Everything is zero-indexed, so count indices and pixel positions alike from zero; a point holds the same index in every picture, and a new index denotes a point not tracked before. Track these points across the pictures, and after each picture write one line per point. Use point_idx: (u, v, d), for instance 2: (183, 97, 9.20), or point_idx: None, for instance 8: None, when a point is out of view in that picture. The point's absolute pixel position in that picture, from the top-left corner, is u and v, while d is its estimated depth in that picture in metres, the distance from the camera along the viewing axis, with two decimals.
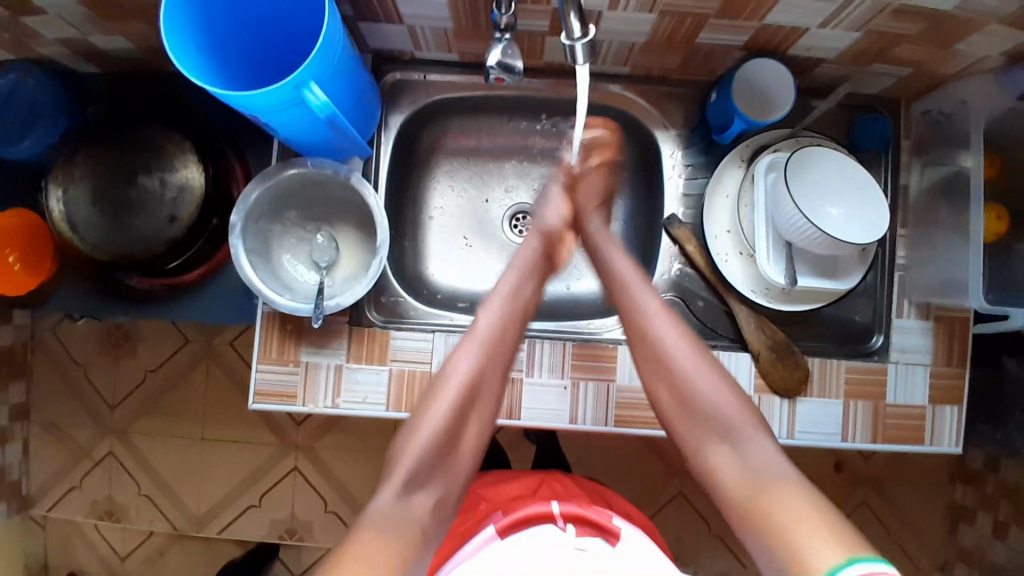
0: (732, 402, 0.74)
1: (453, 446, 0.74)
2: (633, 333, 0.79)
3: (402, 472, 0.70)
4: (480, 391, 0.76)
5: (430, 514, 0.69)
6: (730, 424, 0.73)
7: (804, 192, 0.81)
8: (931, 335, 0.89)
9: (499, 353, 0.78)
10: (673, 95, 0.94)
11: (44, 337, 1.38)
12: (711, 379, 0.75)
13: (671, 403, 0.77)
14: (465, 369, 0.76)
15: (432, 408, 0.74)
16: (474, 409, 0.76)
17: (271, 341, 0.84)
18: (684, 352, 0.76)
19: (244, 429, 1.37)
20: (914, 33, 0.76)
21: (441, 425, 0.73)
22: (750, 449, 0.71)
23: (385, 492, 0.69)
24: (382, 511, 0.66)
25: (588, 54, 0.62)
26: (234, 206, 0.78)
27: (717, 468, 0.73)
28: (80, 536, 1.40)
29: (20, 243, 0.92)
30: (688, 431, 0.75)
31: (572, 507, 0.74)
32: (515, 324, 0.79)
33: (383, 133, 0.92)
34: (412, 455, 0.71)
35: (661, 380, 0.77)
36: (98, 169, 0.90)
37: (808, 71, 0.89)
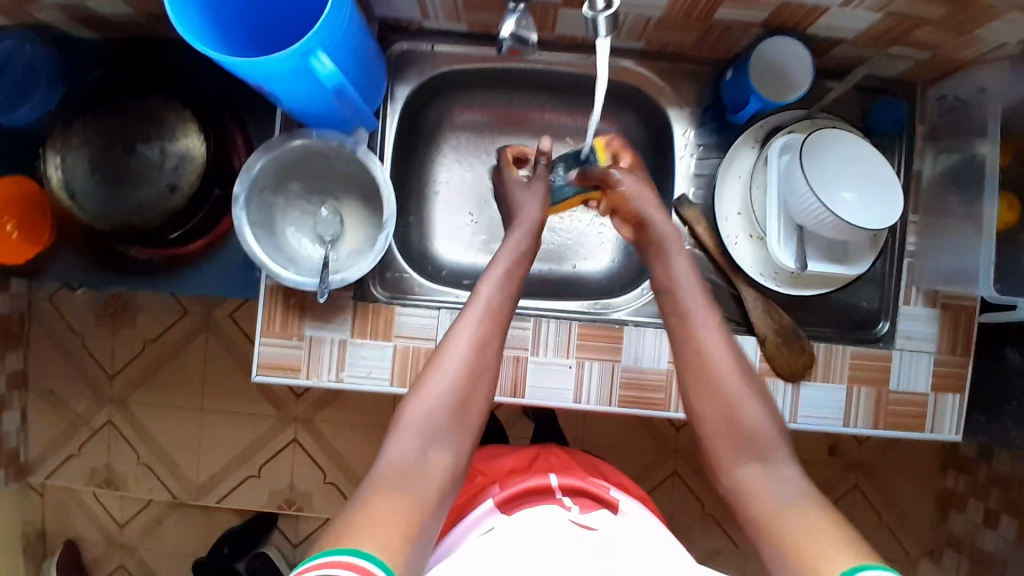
0: (766, 419, 0.72)
1: (459, 414, 0.71)
2: (682, 347, 0.77)
3: (412, 425, 0.69)
4: (483, 362, 0.74)
5: (445, 478, 0.68)
6: (766, 443, 0.71)
7: (817, 176, 0.80)
8: (936, 323, 0.88)
9: (498, 320, 0.76)
10: (687, 73, 0.92)
11: (40, 305, 1.37)
12: (753, 397, 0.73)
13: (715, 421, 0.73)
14: (465, 335, 0.74)
15: (435, 373, 0.72)
16: (478, 386, 0.73)
17: (274, 314, 0.83)
18: (734, 368, 0.75)
19: (243, 402, 1.37)
20: (936, 17, 0.74)
21: (444, 390, 0.71)
22: (782, 471, 0.69)
23: (394, 450, 0.68)
24: (398, 467, 0.66)
25: (611, 28, 0.60)
26: (238, 176, 0.76)
27: (747, 485, 0.69)
28: (79, 505, 1.40)
29: (17, 212, 0.89)
30: (723, 453, 0.72)
31: (571, 480, 0.72)
32: (510, 293, 0.78)
33: (389, 104, 0.90)
34: (417, 416, 0.69)
35: (709, 399, 0.74)
36: (96, 135, 0.87)
37: (826, 52, 0.88)
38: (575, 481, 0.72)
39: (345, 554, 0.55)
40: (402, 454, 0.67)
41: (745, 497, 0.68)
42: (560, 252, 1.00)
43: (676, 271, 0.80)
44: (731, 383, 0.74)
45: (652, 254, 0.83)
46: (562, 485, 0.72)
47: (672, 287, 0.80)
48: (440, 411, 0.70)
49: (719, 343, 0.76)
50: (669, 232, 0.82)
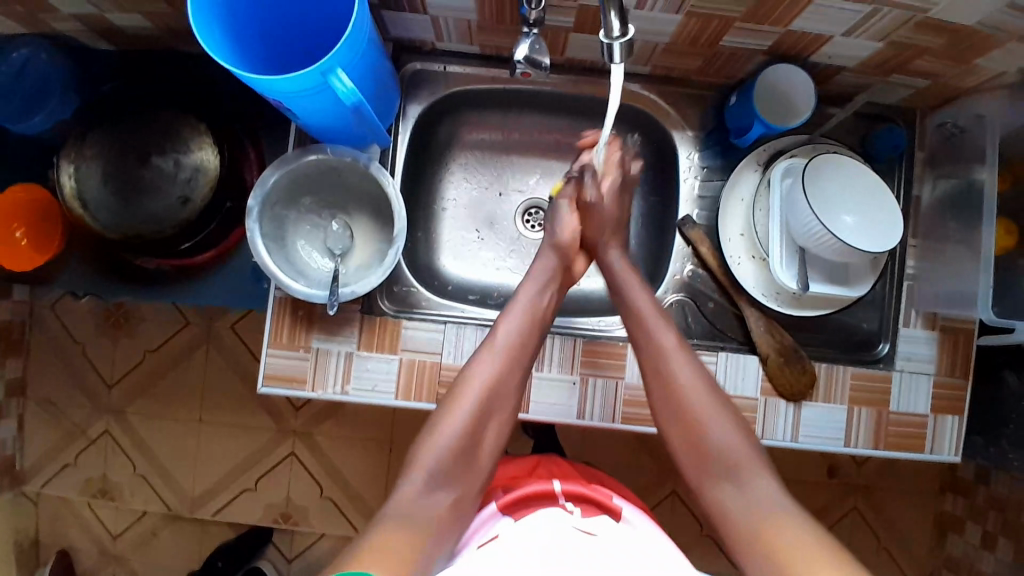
0: (738, 440, 0.75)
1: (471, 451, 0.73)
2: (648, 376, 0.80)
3: (426, 465, 0.70)
4: (500, 397, 0.76)
5: (452, 517, 0.69)
6: (737, 461, 0.74)
7: (819, 200, 0.82)
8: (935, 346, 0.89)
9: (517, 360, 0.78)
10: (692, 97, 0.94)
11: (42, 313, 1.37)
12: (721, 416, 0.76)
13: (686, 444, 0.77)
14: (482, 373, 0.76)
15: (450, 410, 0.74)
16: (491, 421, 0.75)
17: (282, 326, 0.84)
18: (701, 395, 0.77)
19: (242, 413, 1.37)
20: (935, 47, 0.77)
21: (460, 427, 0.73)
22: (755, 488, 0.72)
23: (407, 488, 0.70)
24: (407, 504, 0.68)
25: (627, 53, 0.62)
26: (253, 189, 0.77)
27: (720, 504, 0.73)
28: (73, 515, 1.39)
29: (27, 219, 0.90)
30: (695, 470, 0.76)
31: (574, 487, 0.70)
32: (531, 333, 0.80)
33: (400, 122, 0.91)
34: (432, 456, 0.71)
35: (677, 423, 0.77)
36: (110, 146, 0.88)
37: (828, 79, 0.90)
38: (577, 488, 0.70)
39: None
40: (412, 492, 0.69)
41: (721, 512, 0.72)
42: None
43: (639, 304, 0.83)
44: (696, 406, 0.77)
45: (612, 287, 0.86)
46: (564, 491, 0.70)
47: (638, 317, 0.82)
48: (454, 450, 0.72)
49: (686, 364, 0.78)
50: (625, 270, 0.87)
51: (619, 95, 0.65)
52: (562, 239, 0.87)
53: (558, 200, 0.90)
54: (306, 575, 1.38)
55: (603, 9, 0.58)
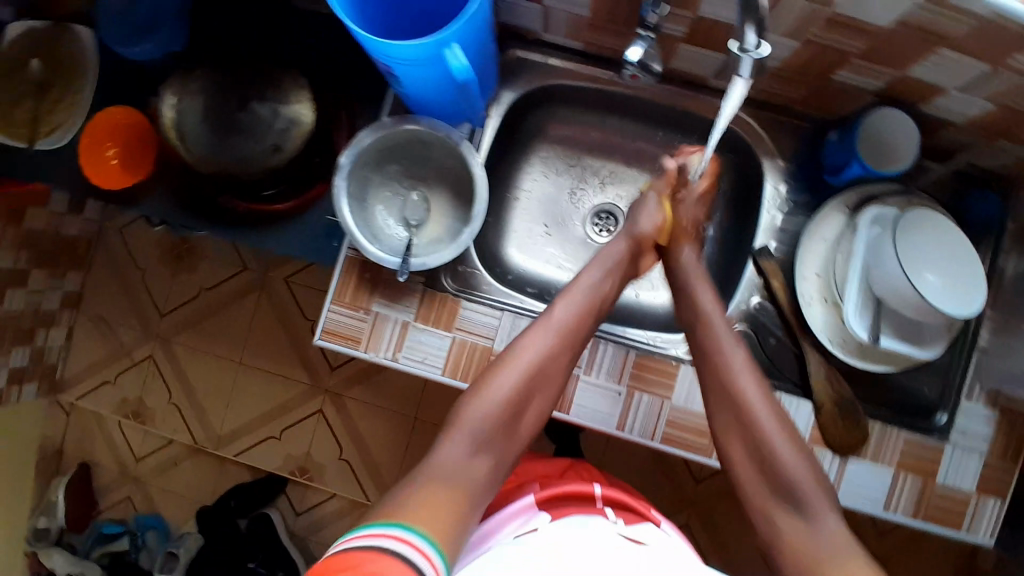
0: (807, 468, 0.72)
1: (513, 422, 0.73)
2: (710, 388, 0.78)
3: (467, 428, 0.70)
4: (547, 373, 0.77)
5: (488, 478, 0.70)
6: (803, 494, 0.70)
7: (909, 251, 0.79)
8: (993, 424, 0.86)
9: (569, 341, 0.78)
10: (788, 126, 0.93)
11: (110, 234, 1.42)
12: (791, 449, 0.73)
13: (747, 460, 0.74)
14: (536, 344, 0.76)
15: (498, 377, 0.74)
16: (533, 397, 0.76)
17: (346, 285, 0.86)
18: (767, 413, 0.75)
19: (279, 363, 1.40)
20: None
21: (506, 396, 0.73)
22: (825, 525, 0.68)
23: (447, 447, 0.69)
24: (446, 465, 0.67)
25: (751, 68, 0.64)
26: (346, 147, 0.79)
27: (784, 533, 0.70)
28: (102, 431, 1.43)
29: (121, 141, 0.92)
30: (758, 495, 0.73)
31: (614, 493, 0.71)
32: (587, 317, 0.80)
33: (493, 106, 0.92)
34: (475, 418, 0.71)
35: (740, 441, 0.75)
36: (213, 85, 0.91)
37: (932, 132, 0.88)
38: (618, 494, 0.71)
39: (395, 528, 0.56)
40: (454, 451, 0.69)
41: (783, 543, 0.69)
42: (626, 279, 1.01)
43: (705, 302, 0.83)
44: (764, 430, 0.74)
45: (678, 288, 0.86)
46: (604, 496, 0.71)
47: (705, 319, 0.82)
48: (497, 419, 0.71)
49: (754, 383, 0.77)
50: (693, 269, 0.87)
51: (737, 101, 0.68)
52: (641, 233, 0.87)
53: (648, 193, 0.90)
54: (310, 531, 1.40)
55: (740, 23, 0.60)
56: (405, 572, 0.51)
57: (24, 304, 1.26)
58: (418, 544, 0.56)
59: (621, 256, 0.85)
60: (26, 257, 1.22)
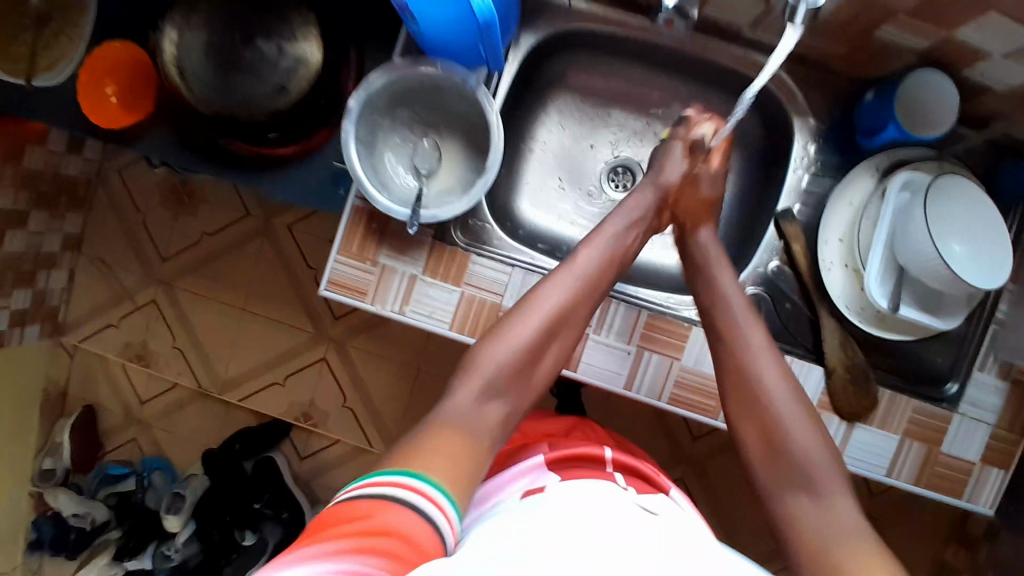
0: (820, 450, 0.71)
1: (530, 366, 0.73)
2: (723, 366, 0.78)
3: (485, 372, 0.70)
4: (568, 320, 0.76)
5: (501, 426, 0.70)
6: (815, 475, 0.69)
7: (938, 218, 0.76)
8: (1003, 397, 0.85)
9: (591, 290, 0.78)
10: (822, 84, 0.88)
11: (110, 175, 1.39)
12: (806, 430, 0.72)
13: (758, 438, 0.74)
14: (558, 286, 0.76)
15: (519, 319, 0.74)
16: (553, 343, 0.76)
17: (353, 236, 0.83)
18: (780, 392, 0.74)
19: (283, 311, 1.39)
20: None
21: (525, 339, 0.73)
22: (832, 503, 0.68)
23: (462, 391, 0.69)
24: (462, 413, 0.67)
25: (805, 15, 0.65)
26: (356, 89, 0.75)
27: (795, 511, 0.69)
28: (107, 375, 1.44)
29: (121, 78, 0.88)
30: (772, 475, 0.72)
31: (624, 457, 0.71)
32: (609, 267, 0.80)
33: (512, 50, 0.87)
34: (493, 362, 0.71)
35: (750, 413, 0.75)
36: (216, 19, 0.86)
37: (970, 98, 0.84)
38: (628, 459, 0.71)
39: (397, 474, 0.57)
40: (467, 396, 0.69)
41: (791, 521, 0.68)
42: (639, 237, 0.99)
43: (727, 290, 0.82)
44: (777, 409, 0.74)
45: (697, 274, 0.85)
46: (615, 461, 0.71)
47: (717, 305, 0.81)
48: (515, 363, 0.72)
49: (772, 365, 0.76)
50: (716, 255, 0.85)
51: (783, 57, 0.68)
52: (665, 183, 0.87)
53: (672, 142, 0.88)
54: (314, 476, 1.42)
55: None
56: (424, 529, 0.52)
57: (26, 245, 1.24)
58: (423, 488, 0.56)
59: (646, 207, 0.86)
60: (26, 197, 1.19)
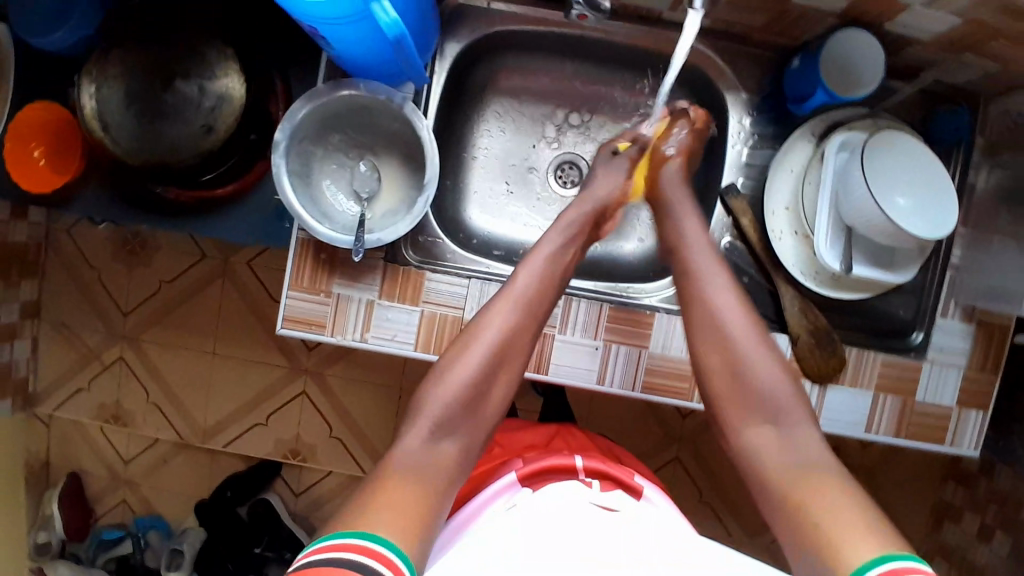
0: (784, 383, 0.74)
1: (476, 405, 0.72)
2: (689, 305, 0.78)
3: (433, 415, 0.69)
4: (510, 348, 0.74)
5: (456, 466, 0.69)
6: (780, 406, 0.73)
7: (878, 176, 0.76)
8: (970, 340, 0.86)
9: (533, 312, 0.76)
10: (750, 56, 0.89)
11: (59, 236, 1.35)
12: (771, 368, 0.74)
13: (724, 376, 0.75)
14: (496, 322, 0.74)
15: (461, 359, 0.73)
16: (501, 372, 0.74)
17: (303, 268, 0.82)
18: (745, 330, 0.75)
19: (255, 350, 1.37)
20: (1013, 30, 0.72)
21: (468, 377, 0.71)
22: (795, 431, 0.71)
23: (411, 436, 0.68)
24: (413, 457, 0.66)
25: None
26: (280, 122, 0.74)
27: (759, 445, 0.72)
28: (85, 439, 1.40)
29: (46, 138, 0.86)
30: (737, 411, 0.74)
31: (594, 463, 0.70)
32: (549, 284, 0.78)
33: (437, 61, 0.87)
34: (438, 404, 0.70)
35: (714, 352, 0.75)
36: (133, 68, 0.83)
37: (896, 50, 0.84)
38: (599, 465, 0.69)
39: (357, 536, 0.54)
40: (416, 441, 0.68)
41: (758, 458, 0.71)
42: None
43: (689, 231, 0.81)
44: (744, 348, 0.75)
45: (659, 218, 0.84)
46: (586, 468, 0.69)
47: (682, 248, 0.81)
48: (462, 400, 0.71)
49: (734, 305, 0.76)
50: (678, 197, 0.83)
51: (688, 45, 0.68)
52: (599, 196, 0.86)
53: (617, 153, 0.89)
54: (310, 510, 1.40)
55: None
56: None
57: None
58: (375, 548, 0.53)
59: (583, 219, 0.84)
60: None
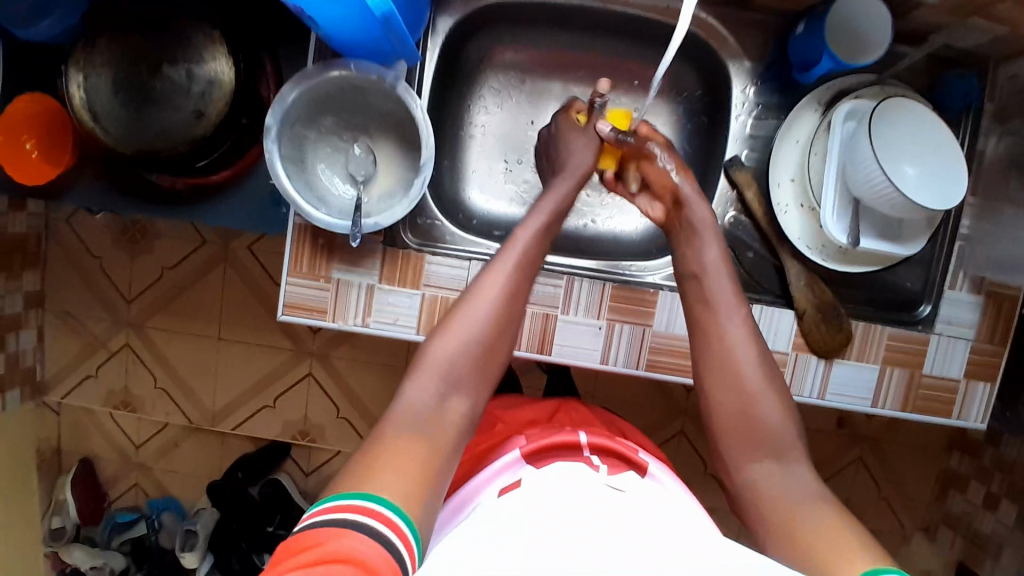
0: (787, 425, 0.70)
1: (481, 362, 0.70)
2: (699, 332, 0.76)
3: (437, 366, 0.67)
4: (512, 303, 0.73)
5: (465, 419, 0.67)
6: (783, 443, 0.69)
7: (887, 147, 0.75)
8: (978, 312, 0.85)
9: (531, 267, 0.75)
10: (753, 24, 0.86)
11: (58, 226, 1.35)
12: (777, 406, 0.71)
13: (731, 409, 0.71)
14: (496, 278, 0.72)
15: (463, 310, 0.71)
16: (503, 331, 0.72)
17: (301, 254, 0.81)
18: (751, 358, 0.73)
19: (259, 334, 1.37)
20: None
21: (471, 330, 0.70)
22: (798, 471, 0.67)
23: (415, 388, 0.67)
24: (417, 407, 0.65)
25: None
26: (271, 106, 0.73)
27: (759, 483, 0.68)
28: (96, 425, 1.42)
29: (38, 129, 0.84)
30: (738, 446, 0.70)
31: (599, 439, 0.70)
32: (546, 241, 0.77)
33: (430, 37, 0.85)
34: (442, 354, 0.68)
35: (724, 386, 0.72)
36: (120, 55, 0.81)
37: (904, 14, 0.82)
38: (603, 441, 0.70)
39: (360, 497, 0.54)
40: (420, 394, 0.66)
41: (755, 492, 0.67)
42: (578, 207, 0.97)
43: (709, 259, 0.77)
44: (749, 380, 0.72)
45: (681, 238, 0.80)
46: (590, 444, 0.70)
47: (701, 275, 0.77)
48: (466, 354, 0.69)
49: (746, 339, 0.74)
50: (705, 218, 0.79)
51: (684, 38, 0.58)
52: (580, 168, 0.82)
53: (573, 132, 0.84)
54: (321, 489, 1.42)
55: None
56: (372, 548, 0.49)
57: None
58: (374, 508, 0.53)
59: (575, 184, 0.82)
60: None
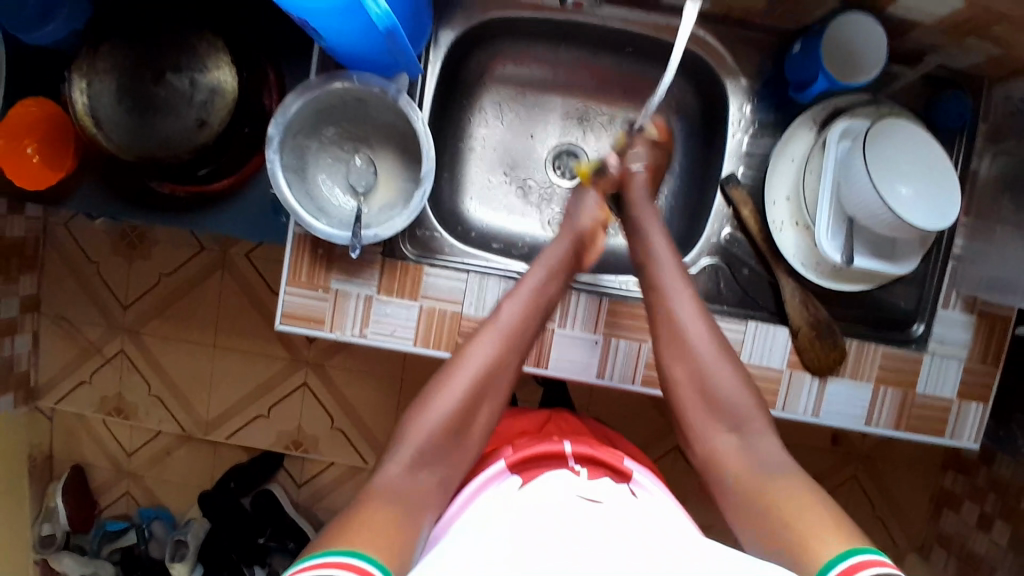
0: (741, 394, 0.73)
1: (461, 435, 0.71)
2: (657, 315, 0.77)
3: (412, 446, 0.68)
4: (494, 378, 0.74)
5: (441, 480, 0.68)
6: (740, 413, 0.72)
7: (880, 166, 0.75)
8: (971, 330, 0.86)
9: (517, 343, 0.75)
10: (750, 44, 0.88)
11: (57, 231, 1.35)
12: (731, 376, 0.73)
13: (688, 386, 0.75)
14: (481, 354, 0.73)
15: (442, 390, 0.71)
16: (484, 404, 0.73)
17: (300, 264, 0.81)
18: (710, 342, 0.74)
19: (256, 342, 1.37)
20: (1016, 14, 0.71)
21: (450, 409, 0.70)
22: (758, 442, 0.71)
23: (393, 462, 0.67)
24: (397, 479, 0.66)
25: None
26: (272, 117, 0.73)
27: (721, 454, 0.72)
28: (88, 432, 1.41)
29: (40, 134, 0.84)
30: (702, 416, 0.74)
31: (583, 449, 0.70)
32: (533, 317, 0.77)
33: (432, 50, 0.86)
34: (420, 433, 0.69)
35: (682, 366, 0.75)
36: (125, 62, 0.82)
37: (899, 34, 0.84)
38: (586, 449, 0.70)
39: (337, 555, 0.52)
40: (397, 467, 0.67)
41: (724, 463, 0.71)
42: None
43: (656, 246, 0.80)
44: (704, 356, 0.74)
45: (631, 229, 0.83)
46: (575, 453, 0.70)
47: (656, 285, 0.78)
48: (444, 430, 0.69)
49: (699, 314, 0.76)
50: (646, 213, 0.84)
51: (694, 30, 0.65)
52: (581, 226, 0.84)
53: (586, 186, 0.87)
54: (314, 500, 1.41)
55: None
56: None
57: None
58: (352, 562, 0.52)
59: (566, 254, 0.82)
60: None
